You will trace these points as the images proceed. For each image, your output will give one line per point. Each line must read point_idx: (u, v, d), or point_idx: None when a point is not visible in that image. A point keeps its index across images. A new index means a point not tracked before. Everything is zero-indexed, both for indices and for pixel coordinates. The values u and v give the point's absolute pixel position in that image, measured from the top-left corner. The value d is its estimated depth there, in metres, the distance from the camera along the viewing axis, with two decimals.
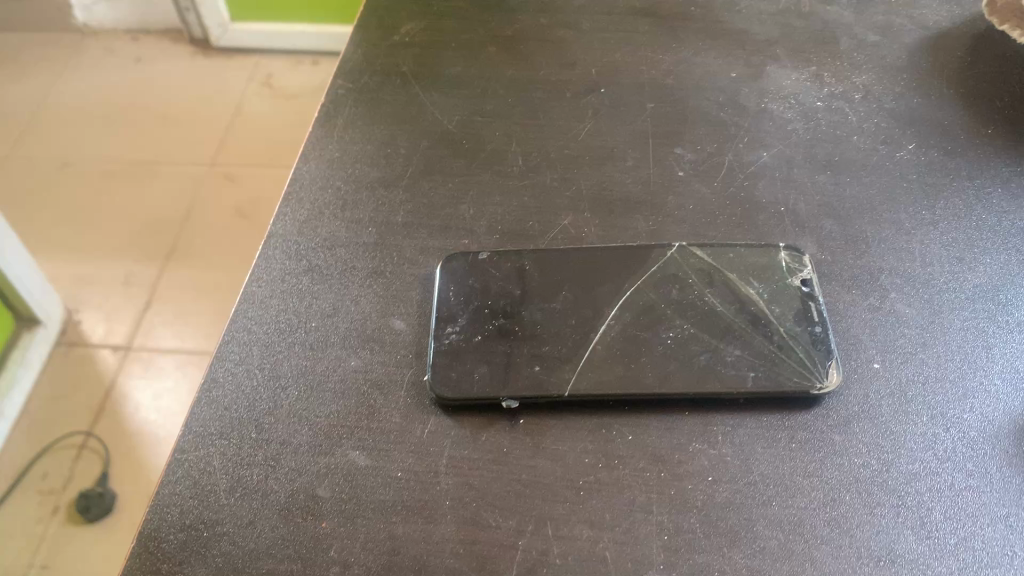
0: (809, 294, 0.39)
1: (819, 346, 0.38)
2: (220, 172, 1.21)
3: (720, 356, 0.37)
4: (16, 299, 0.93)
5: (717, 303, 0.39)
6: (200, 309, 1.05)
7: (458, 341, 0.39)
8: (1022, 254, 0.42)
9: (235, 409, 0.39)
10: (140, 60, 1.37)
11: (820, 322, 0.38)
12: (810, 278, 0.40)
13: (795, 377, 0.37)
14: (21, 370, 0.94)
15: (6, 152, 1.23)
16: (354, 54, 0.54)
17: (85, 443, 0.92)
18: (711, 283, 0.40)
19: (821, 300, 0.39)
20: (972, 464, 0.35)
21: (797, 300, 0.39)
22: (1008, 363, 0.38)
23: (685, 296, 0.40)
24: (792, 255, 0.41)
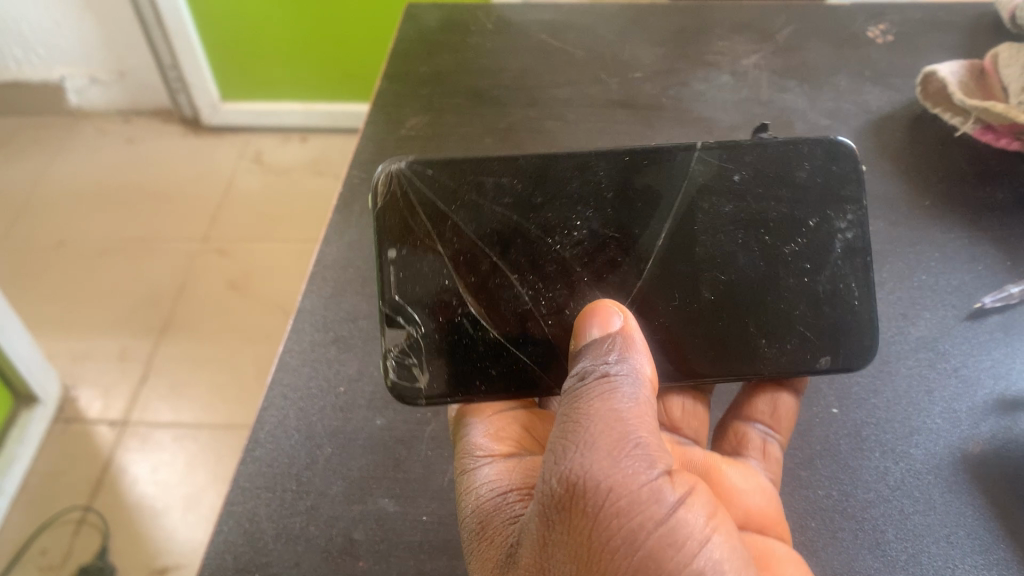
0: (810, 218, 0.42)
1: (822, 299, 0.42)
2: (213, 248, 1.25)
3: (758, 304, 0.42)
4: (16, 378, 0.96)
5: (746, 268, 0.41)
6: (194, 379, 1.09)
7: (501, 284, 0.41)
8: (957, 308, 0.48)
9: (275, 464, 0.44)
10: (131, 139, 1.40)
11: (810, 262, 0.42)
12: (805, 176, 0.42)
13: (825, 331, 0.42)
14: (21, 447, 0.97)
15: (3, 232, 1.27)
16: (366, 148, 0.60)
17: (84, 518, 0.95)
18: (747, 241, 0.41)
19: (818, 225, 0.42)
20: (918, 492, 0.41)
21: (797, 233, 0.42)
22: (947, 405, 0.44)
23: (731, 264, 0.41)
24: (823, 156, 0.42)
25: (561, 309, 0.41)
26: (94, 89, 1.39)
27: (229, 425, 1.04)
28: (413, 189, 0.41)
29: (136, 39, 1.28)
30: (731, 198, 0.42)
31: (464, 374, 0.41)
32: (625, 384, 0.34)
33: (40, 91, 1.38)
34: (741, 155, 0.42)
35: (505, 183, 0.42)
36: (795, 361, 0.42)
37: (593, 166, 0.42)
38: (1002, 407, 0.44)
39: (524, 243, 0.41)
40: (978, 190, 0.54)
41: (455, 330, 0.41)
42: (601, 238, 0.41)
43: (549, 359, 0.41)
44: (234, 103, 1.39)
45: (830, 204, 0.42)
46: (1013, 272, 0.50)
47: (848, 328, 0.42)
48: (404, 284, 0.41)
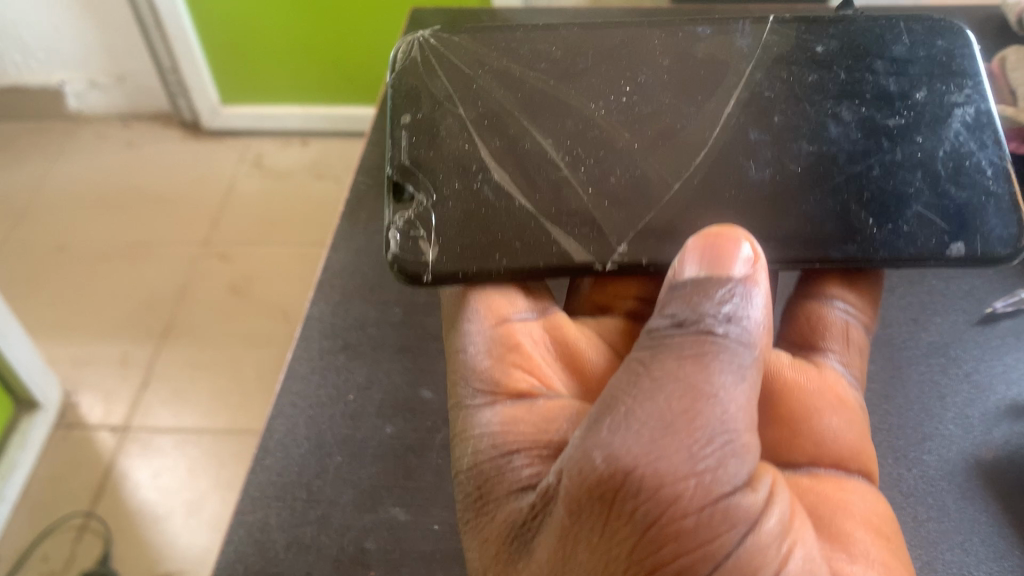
0: (917, 97, 0.43)
1: (939, 175, 0.41)
2: (214, 252, 1.25)
3: (866, 172, 0.41)
4: (15, 383, 0.96)
5: (840, 137, 0.42)
6: (196, 384, 1.09)
7: (536, 150, 0.43)
8: (968, 313, 0.48)
9: (285, 474, 0.44)
10: (131, 143, 1.40)
11: (922, 134, 0.42)
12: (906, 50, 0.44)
13: (948, 203, 0.41)
14: (22, 453, 0.97)
15: (4, 236, 1.27)
16: (373, 155, 0.60)
17: (86, 524, 0.95)
18: (839, 111, 0.43)
19: (926, 103, 0.43)
20: (932, 498, 0.41)
21: (905, 107, 0.43)
22: (960, 410, 0.44)
23: (825, 134, 0.42)
24: (925, 35, 0.45)
25: (604, 176, 0.42)
26: (94, 94, 1.39)
27: (231, 430, 1.04)
28: (441, 57, 0.46)
29: (135, 43, 1.28)
30: (815, 69, 0.44)
31: (476, 245, 0.41)
32: (726, 353, 0.32)
33: (39, 96, 1.38)
34: (820, 31, 0.45)
35: (545, 50, 0.46)
36: (918, 242, 0.40)
37: (648, 38, 0.46)
38: (1014, 413, 0.44)
39: (559, 107, 0.44)
40: None
41: (473, 195, 0.41)
42: (652, 106, 0.44)
43: (580, 232, 0.41)
44: (234, 106, 1.38)
45: (942, 78, 0.44)
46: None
47: (978, 209, 0.40)
48: (420, 147, 0.43)
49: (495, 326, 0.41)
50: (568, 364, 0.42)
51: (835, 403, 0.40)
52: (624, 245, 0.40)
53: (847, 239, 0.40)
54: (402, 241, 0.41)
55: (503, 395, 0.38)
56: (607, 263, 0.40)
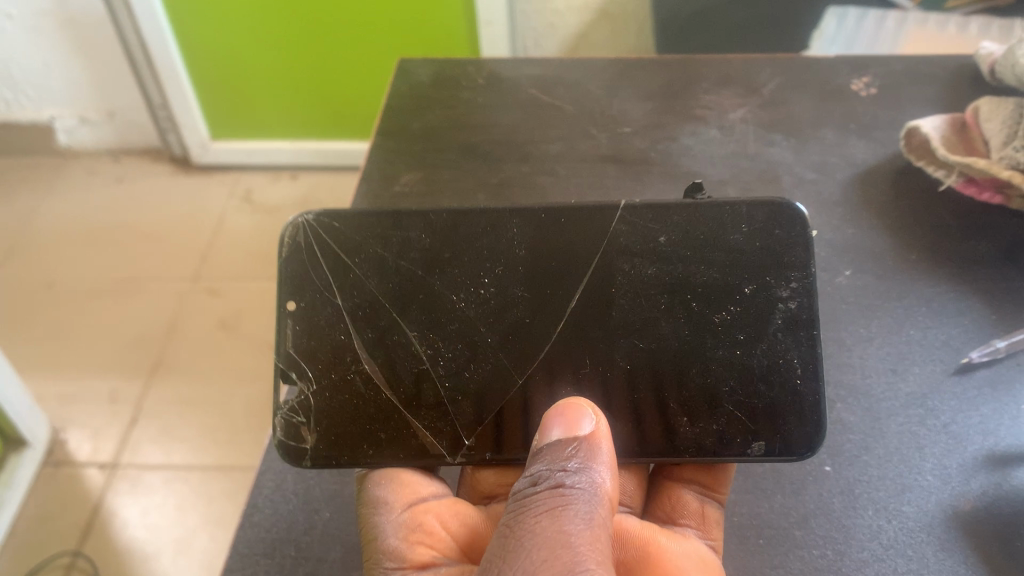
0: (750, 293, 0.43)
1: (756, 379, 0.43)
2: (203, 288, 1.25)
3: (688, 375, 0.43)
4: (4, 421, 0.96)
5: (670, 331, 0.44)
6: (186, 421, 1.09)
7: (397, 343, 0.44)
8: (945, 362, 0.49)
9: (274, 530, 0.45)
10: (121, 179, 1.41)
11: (744, 334, 0.43)
12: (760, 231, 0.44)
13: (764, 402, 0.43)
14: (9, 491, 0.97)
15: None
16: (361, 204, 0.61)
17: (74, 564, 0.94)
18: (673, 304, 0.44)
19: (750, 301, 0.43)
20: (912, 551, 0.42)
21: (730, 298, 0.44)
22: (938, 461, 0.45)
23: (654, 342, 0.44)
24: (774, 215, 0.43)
25: (461, 371, 0.44)
26: (84, 130, 1.40)
27: (221, 467, 1.04)
28: (319, 244, 0.45)
29: (126, 80, 1.30)
30: (656, 261, 0.44)
31: (350, 437, 0.44)
32: (576, 501, 0.36)
33: (30, 131, 1.39)
34: (667, 216, 0.44)
35: (411, 238, 0.45)
36: (725, 440, 0.43)
37: (505, 226, 0.45)
38: (991, 463, 0.45)
39: (426, 300, 0.45)
40: (963, 244, 0.55)
41: (346, 385, 0.44)
42: (506, 300, 0.44)
43: (438, 425, 0.44)
44: (223, 141, 1.39)
45: (773, 270, 0.43)
46: (1000, 324, 0.51)
47: (787, 409, 0.43)
48: (302, 337, 0.44)
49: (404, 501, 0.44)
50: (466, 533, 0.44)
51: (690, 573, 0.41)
52: (475, 438, 0.44)
53: (659, 444, 0.43)
54: (285, 426, 0.44)
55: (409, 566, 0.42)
56: (458, 455, 0.44)
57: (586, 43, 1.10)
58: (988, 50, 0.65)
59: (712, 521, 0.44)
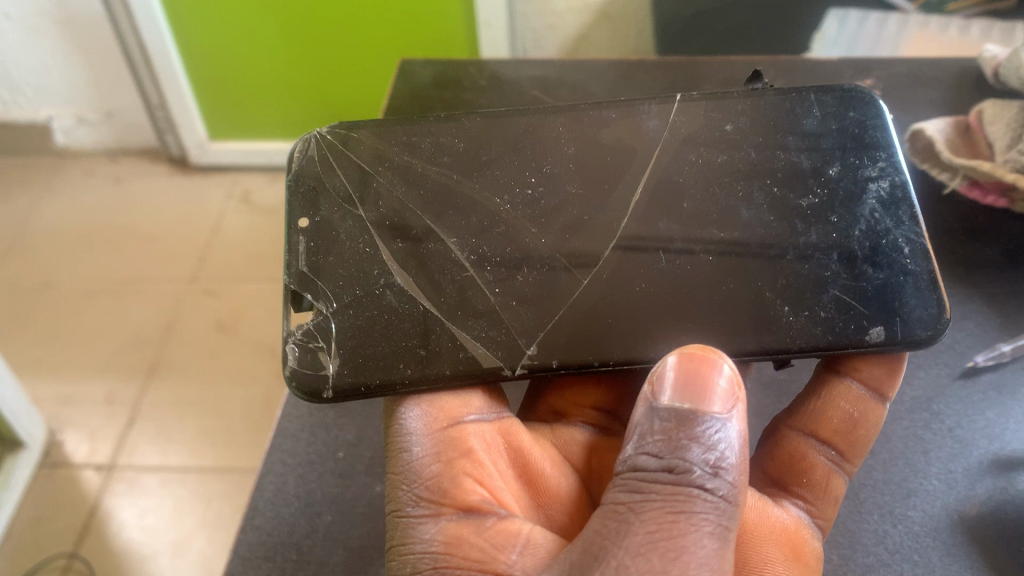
0: (833, 177, 0.47)
1: (863, 261, 0.45)
2: (201, 288, 1.24)
3: (799, 258, 0.46)
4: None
5: (752, 219, 0.47)
6: (183, 422, 1.08)
7: (438, 249, 0.47)
8: (950, 366, 0.49)
9: (275, 533, 0.45)
10: (118, 179, 1.40)
11: (837, 215, 0.46)
12: (833, 113, 0.49)
13: (877, 283, 0.45)
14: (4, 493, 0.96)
15: None
16: None
17: (70, 566, 0.94)
18: (751, 197, 0.47)
19: (838, 184, 0.47)
20: (917, 555, 0.42)
21: (812, 184, 0.47)
22: (943, 465, 0.45)
23: (740, 234, 0.46)
24: (841, 101, 0.49)
25: (512, 275, 0.46)
26: (81, 130, 1.39)
27: (218, 469, 1.04)
28: (338, 155, 0.49)
29: (123, 80, 1.29)
30: (725, 150, 0.48)
31: (383, 356, 0.43)
32: (708, 508, 0.35)
33: (27, 131, 1.38)
34: (729, 107, 0.49)
35: (447, 141, 0.49)
36: (837, 328, 0.44)
37: (549, 127, 0.50)
38: (997, 467, 0.44)
39: (464, 203, 0.48)
40: (969, 246, 0.55)
41: (377, 299, 0.45)
42: (558, 198, 0.48)
43: (491, 336, 0.44)
44: (221, 141, 1.38)
45: (856, 151, 0.48)
46: (1004, 329, 0.50)
47: (899, 291, 0.44)
48: (314, 254, 0.46)
49: (443, 429, 0.42)
50: (526, 480, 0.44)
51: (786, 539, 0.40)
52: (536, 343, 0.44)
53: (764, 339, 0.44)
54: (300, 355, 0.43)
55: (450, 507, 0.39)
56: (517, 368, 0.43)
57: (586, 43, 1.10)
58: (992, 53, 0.65)
59: (832, 495, 0.43)
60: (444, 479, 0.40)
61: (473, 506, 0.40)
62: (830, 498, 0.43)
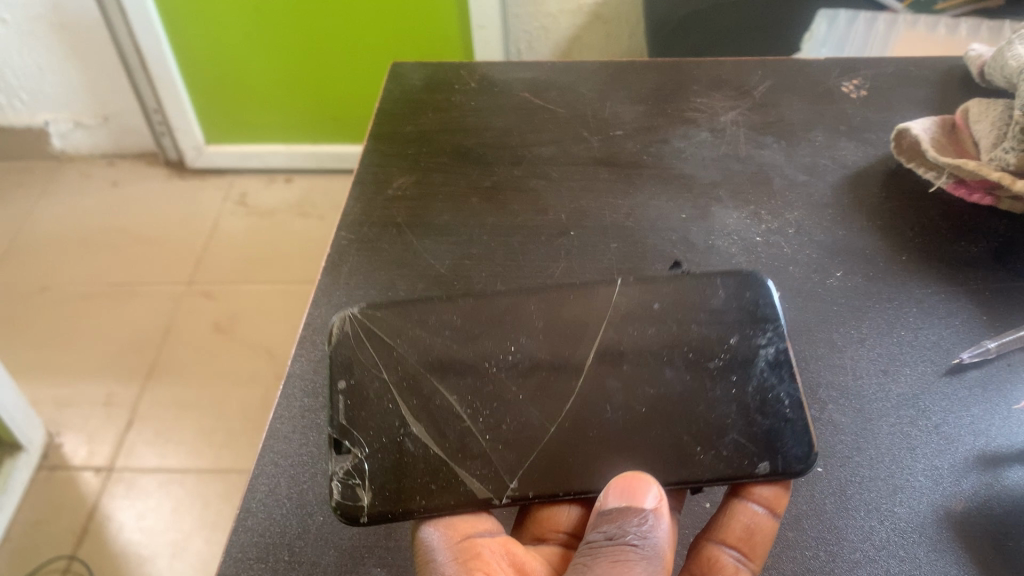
0: (742, 338, 0.45)
1: (793, 421, 0.43)
2: (199, 290, 1.25)
3: (708, 414, 0.43)
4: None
5: (672, 378, 0.45)
6: (181, 424, 1.09)
7: (441, 403, 0.44)
8: (936, 363, 0.49)
9: (268, 534, 0.45)
10: (116, 183, 1.40)
11: (765, 371, 0.44)
12: (765, 290, 0.47)
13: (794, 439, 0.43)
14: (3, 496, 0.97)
15: None
16: (354, 208, 0.60)
17: (69, 568, 0.94)
18: (674, 358, 0.45)
19: (762, 344, 0.45)
20: (903, 552, 0.42)
21: (741, 344, 0.45)
22: (929, 462, 0.45)
23: (661, 392, 0.44)
24: (755, 277, 0.48)
25: (498, 424, 0.44)
26: (78, 133, 1.40)
27: (216, 470, 1.04)
28: (364, 329, 0.47)
29: (120, 83, 1.30)
30: (656, 321, 0.47)
31: (399, 484, 0.41)
32: (644, 560, 0.37)
33: (24, 135, 1.39)
34: (658, 288, 0.48)
35: (442, 318, 0.47)
36: (737, 462, 0.42)
37: (525, 305, 0.48)
38: (983, 463, 0.45)
39: (460, 367, 0.46)
40: (954, 245, 0.55)
41: (398, 446, 0.43)
42: (536, 363, 0.46)
43: (488, 475, 0.42)
44: (218, 144, 1.39)
45: (751, 323, 0.46)
46: (990, 325, 0.51)
47: (780, 434, 0.43)
48: (349, 409, 0.44)
49: (456, 542, 0.41)
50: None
51: None
52: (518, 480, 0.42)
53: (678, 470, 0.42)
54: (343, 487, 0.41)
55: None
56: (505, 498, 0.41)
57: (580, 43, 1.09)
58: (977, 52, 0.66)
59: None
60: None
61: None
62: None
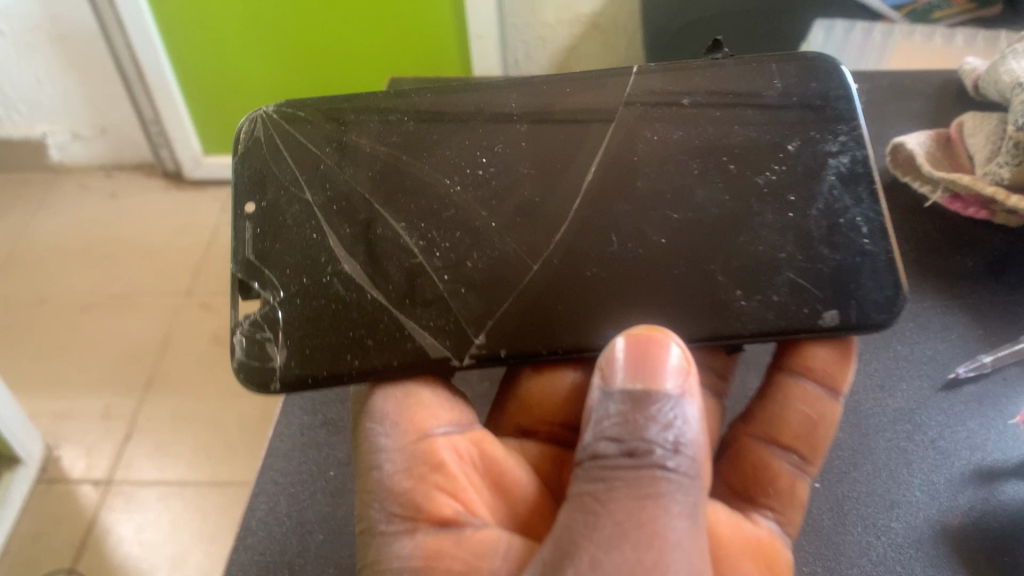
0: (795, 151, 0.46)
1: (861, 255, 0.43)
2: (196, 301, 1.25)
3: (756, 242, 0.44)
4: None
5: (705, 199, 0.45)
6: (179, 437, 1.09)
7: (400, 241, 0.46)
8: (932, 378, 0.50)
9: (267, 553, 0.45)
10: (114, 194, 1.41)
11: (820, 198, 0.45)
12: (818, 90, 0.47)
13: (872, 287, 0.43)
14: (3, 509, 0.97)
15: None
16: None
17: None
18: (707, 175, 0.46)
19: (827, 157, 0.46)
20: (901, 566, 0.42)
21: (798, 157, 0.46)
22: (926, 476, 0.45)
23: (688, 217, 0.45)
24: (812, 68, 0.48)
25: (462, 261, 0.45)
26: (76, 145, 1.40)
27: (216, 483, 1.04)
28: (291, 145, 0.50)
29: (118, 95, 1.30)
30: (682, 126, 0.47)
31: (328, 348, 0.43)
32: (675, 481, 0.36)
33: (23, 147, 1.39)
34: (690, 80, 0.48)
35: (397, 120, 0.50)
36: (790, 312, 0.43)
37: (503, 98, 0.49)
38: (980, 477, 0.45)
39: (413, 186, 0.48)
40: (950, 258, 0.56)
41: (324, 288, 0.45)
42: (511, 177, 0.47)
43: (437, 325, 0.44)
44: (216, 155, 1.38)
45: (818, 124, 0.46)
46: (987, 339, 0.51)
47: (858, 272, 0.43)
48: (262, 242, 0.47)
49: (413, 443, 0.42)
50: (494, 481, 0.44)
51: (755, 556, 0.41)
52: (485, 334, 0.43)
53: (728, 325, 0.43)
54: (247, 345, 0.44)
55: (424, 522, 0.40)
56: (463, 356, 0.43)
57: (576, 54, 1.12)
58: (972, 65, 0.66)
59: (796, 502, 0.43)
60: (406, 489, 0.40)
61: (448, 520, 0.40)
62: (795, 504, 0.43)
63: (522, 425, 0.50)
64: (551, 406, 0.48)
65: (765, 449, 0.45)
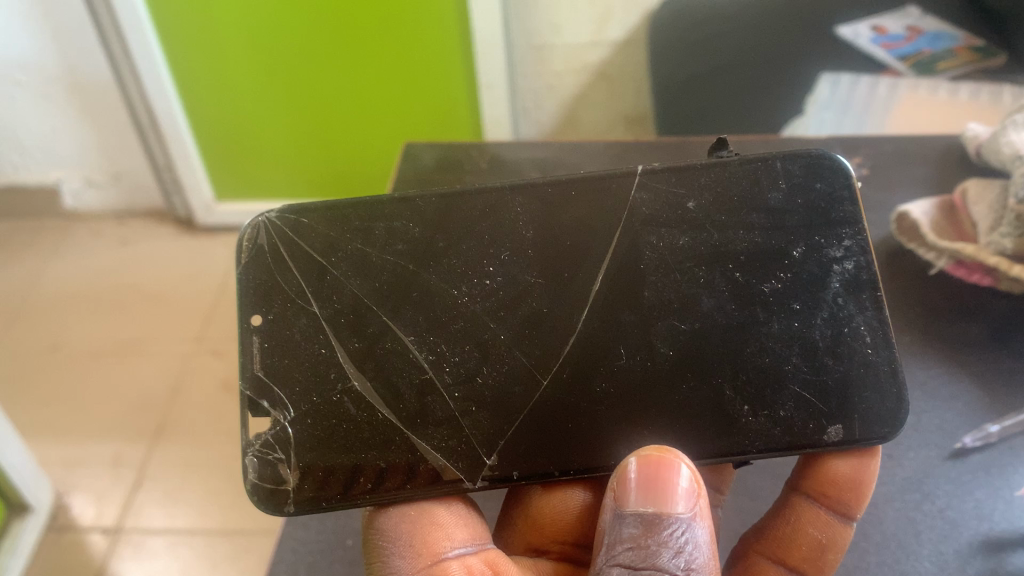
0: (799, 259, 0.47)
1: (869, 368, 0.46)
2: (207, 349, 1.26)
3: (763, 355, 0.46)
4: (9, 488, 0.97)
5: (710, 308, 0.47)
6: (189, 484, 1.09)
7: (410, 353, 0.47)
8: (940, 447, 0.51)
9: None
10: (125, 241, 1.42)
11: (826, 314, 0.47)
12: (821, 190, 0.47)
13: (876, 404, 0.46)
14: (12, 558, 0.98)
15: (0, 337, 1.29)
16: None
17: None
18: (710, 281, 0.47)
19: (834, 275, 0.47)
20: None
21: (805, 272, 0.47)
22: (934, 547, 0.47)
23: (695, 328, 0.47)
24: (817, 162, 0.47)
25: (472, 376, 0.47)
26: (89, 192, 1.42)
27: (224, 530, 1.04)
28: (286, 244, 0.49)
29: (132, 142, 1.32)
30: (687, 230, 0.47)
31: (343, 470, 0.46)
32: None
33: (36, 194, 1.41)
34: (692, 179, 0.48)
35: (401, 227, 0.48)
36: (796, 429, 0.46)
37: (509, 204, 0.48)
38: (987, 548, 0.46)
39: (421, 297, 0.48)
40: (955, 325, 0.57)
41: (335, 408, 0.47)
42: (516, 288, 0.48)
43: (449, 445, 0.46)
44: (228, 201, 1.39)
45: (823, 227, 0.47)
46: (993, 407, 0.52)
47: (863, 383, 0.46)
48: (271, 357, 0.48)
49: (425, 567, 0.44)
50: None
51: None
52: (496, 456, 0.46)
53: (737, 439, 0.46)
54: (259, 467, 0.46)
55: None
56: (478, 481, 0.46)
57: (586, 101, 1.13)
58: (974, 132, 0.67)
59: None
60: None
61: None
62: None
63: (535, 543, 0.51)
64: (564, 523, 0.51)
65: (773, 568, 0.48)
